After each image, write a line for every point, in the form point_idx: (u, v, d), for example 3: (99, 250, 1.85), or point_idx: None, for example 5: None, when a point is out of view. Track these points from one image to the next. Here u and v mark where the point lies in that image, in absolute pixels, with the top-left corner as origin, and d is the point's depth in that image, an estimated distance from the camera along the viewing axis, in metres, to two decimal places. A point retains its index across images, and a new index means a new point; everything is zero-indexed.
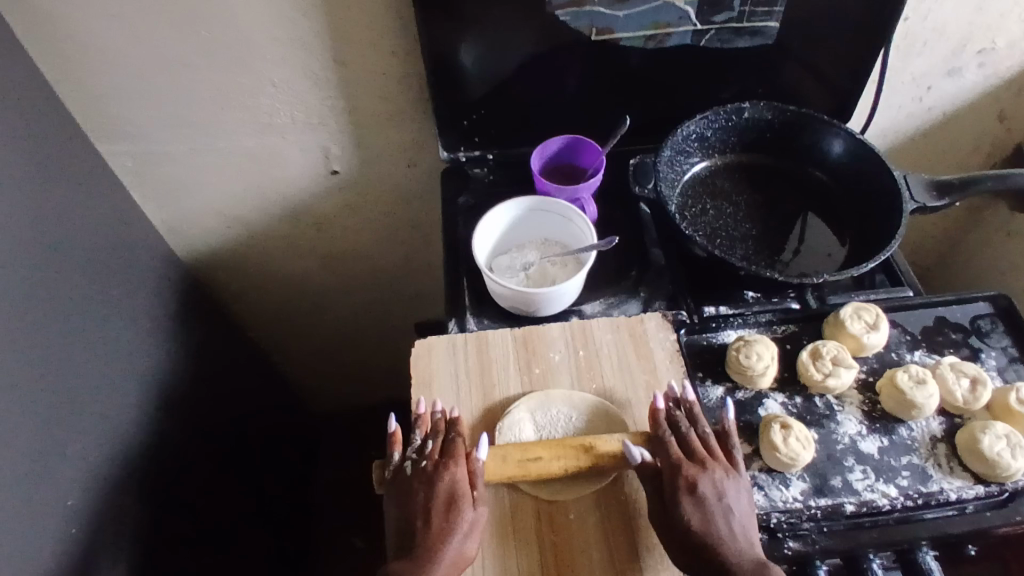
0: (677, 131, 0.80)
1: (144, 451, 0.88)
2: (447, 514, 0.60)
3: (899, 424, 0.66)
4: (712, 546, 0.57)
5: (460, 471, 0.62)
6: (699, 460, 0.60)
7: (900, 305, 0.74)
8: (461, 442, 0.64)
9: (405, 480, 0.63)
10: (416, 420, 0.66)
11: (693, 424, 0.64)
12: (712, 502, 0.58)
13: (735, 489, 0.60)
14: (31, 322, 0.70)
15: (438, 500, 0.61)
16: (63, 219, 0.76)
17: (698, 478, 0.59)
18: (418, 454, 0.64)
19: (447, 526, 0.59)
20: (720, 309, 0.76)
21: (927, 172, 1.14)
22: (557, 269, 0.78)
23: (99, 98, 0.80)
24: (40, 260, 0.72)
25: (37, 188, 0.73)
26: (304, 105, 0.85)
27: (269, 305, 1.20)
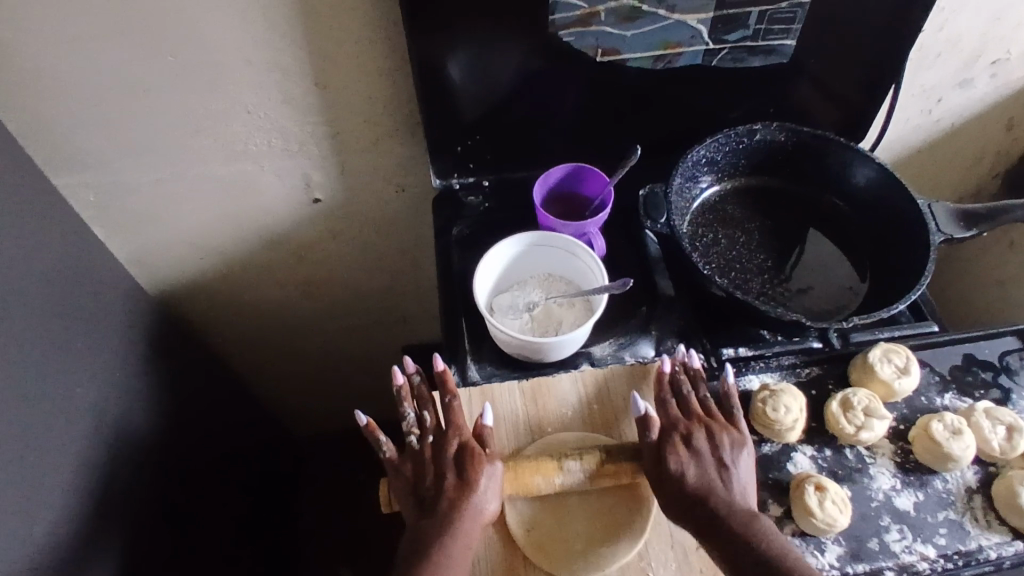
0: (687, 157, 0.75)
1: (121, 508, 0.80)
2: (459, 475, 0.62)
3: (933, 476, 0.62)
4: (714, 495, 0.59)
5: (465, 434, 0.64)
6: (697, 419, 0.63)
7: (927, 343, 0.70)
8: (458, 408, 0.66)
9: (412, 455, 0.65)
10: (401, 393, 0.66)
11: (693, 387, 0.66)
12: (708, 453, 0.61)
13: (735, 443, 0.61)
14: None
15: (449, 465, 0.63)
16: (21, 264, 0.68)
17: (696, 434, 0.62)
18: (418, 428, 0.66)
19: (460, 488, 0.61)
20: (739, 351, 0.70)
21: (930, 185, 1.11)
22: (564, 310, 0.72)
23: (51, 128, 0.72)
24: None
25: None
26: (282, 130, 0.77)
27: (247, 334, 1.12)
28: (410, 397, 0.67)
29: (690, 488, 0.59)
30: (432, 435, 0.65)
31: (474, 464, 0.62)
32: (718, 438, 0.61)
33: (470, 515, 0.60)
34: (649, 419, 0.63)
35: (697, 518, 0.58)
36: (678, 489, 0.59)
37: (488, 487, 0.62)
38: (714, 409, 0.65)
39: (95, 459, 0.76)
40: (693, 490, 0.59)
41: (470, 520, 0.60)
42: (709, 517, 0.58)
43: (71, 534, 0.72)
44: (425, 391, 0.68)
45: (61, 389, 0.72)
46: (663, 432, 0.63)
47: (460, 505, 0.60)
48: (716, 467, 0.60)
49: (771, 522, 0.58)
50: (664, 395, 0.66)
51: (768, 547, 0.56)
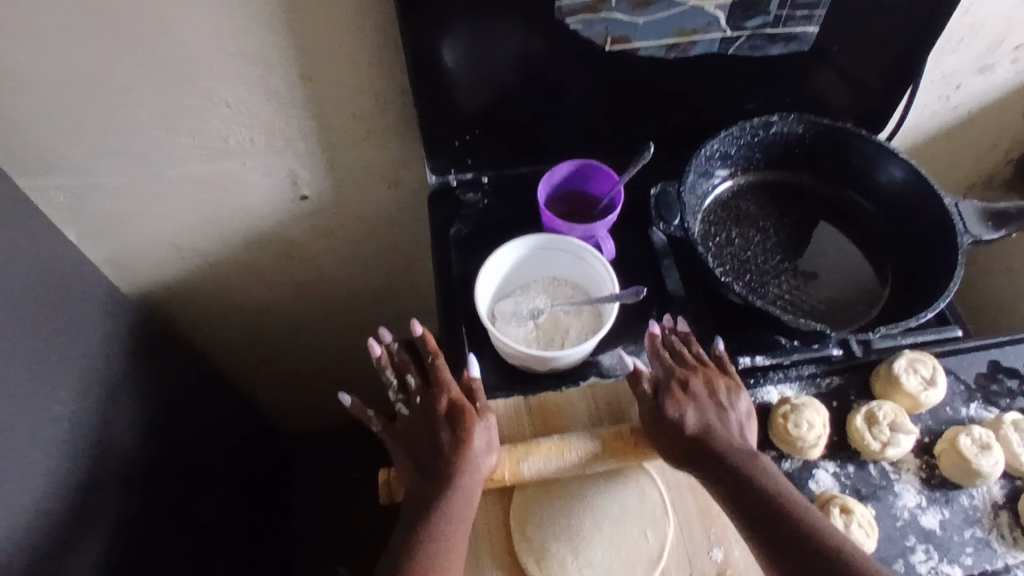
0: (701, 153, 0.70)
1: (108, 527, 0.76)
2: (454, 429, 0.59)
3: (960, 492, 0.60)
4: (714, 436, 0.58)
5: (454, 389, 0.62)
6: (691, 366, 0.62)
7: (952, 349, 0.66)
8: (444, 366, 0.63)
9: (403, 423, 0.63)
10: (380, 362, 0.63)
11: (684, 341, 0.65)
12: (705, 398, 0.60)
13: (729, 387, 0.61)
14: None
15: (442, 422, 0.60)
16: None
17: (692, 379, 0.61)
18: (405, 393, 0.64)
19: (458, 442, 0.58)
20: (755, 360, 0.66)
21: (942, 172, 1.07)
22: (571, 318, 0.68)
23: (12, 128, 0.66)
24: None
25: None
26: (265, 126, 0.72)
27: (233, 335, 1.07)
28: (391, 365, 0.64)
29: (690, 433, 0.59)
30: (421, 397, 0.63)
31: (468, 415, 0.60)
32: (712, 383, 0.61)
33: (473, 468, 0.58)
34: (641, 372, 0.62)
35: (699, 459, 0.58)
36: (678, 434, 0.58)
37: (486, 438, 0.59)
38: (706, 357, 0.64)
39: (75, 481, 0.72)
40: (693, 434, 0.58)
41: (471, 474, 0.58)
42: (711, 458, 0.57)
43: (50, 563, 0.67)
44: (407, 356, 0.65)
45: (37, 409, 0.67)
46: (658, 381, 0.61)
47: (460, 458, 0.58)
48: (713, 410, 0.60)
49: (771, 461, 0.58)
50: (657, 349, 0.64)
51: (772, 482, 0.56)
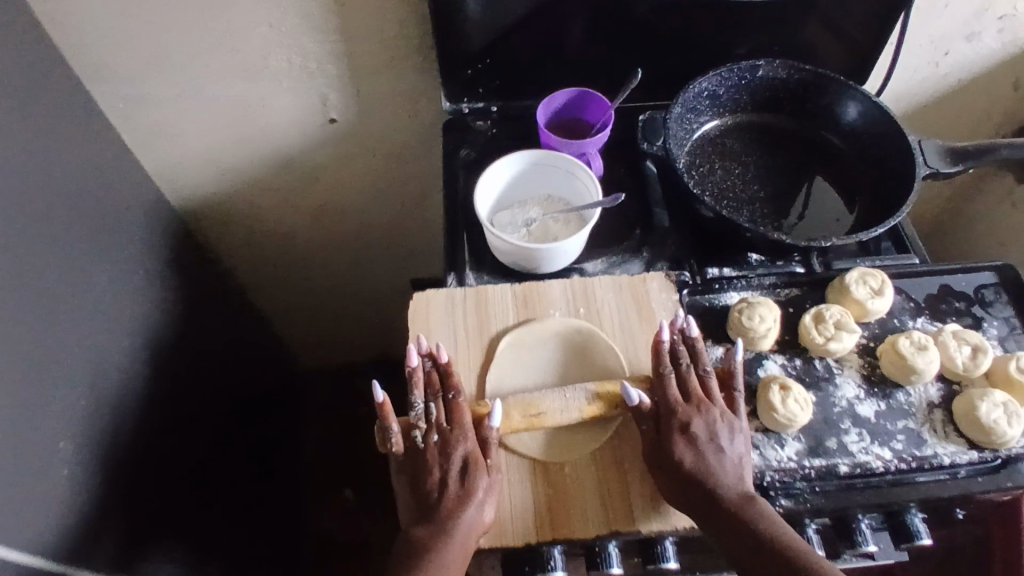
0: (688, 87, 0.78)
1: (142, 398, 0.87)
2: (463, 479, 0.60)
3: (897, 390, 0.66)
4: (714, 479, 0.59)
5: (469, 441, 0.62)
6: (695, 402, 0.62)
7: (907, 272, 0.73)
8: (463, 406, 0.63)
9: (415, 453, 0.62)
10: (412, 381, 0.64)
11: (693, 362, 0.65)
12: (705, 443, 0.60)
13: (731, 427, 0.62)
14: (32, 263, 0.68)
15: (451, 470, 0.61)
16: (56, 162, 0.74)
17: (694, 421, 0.61)
18: (425, 422, 0.63)
19: (462, 494, 0.59)
20: (722, 271, 0.75)
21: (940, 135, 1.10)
22: (559, 227, 0.76)
23: (86, 36, 0.77)
24: (38, 203, 0.70)
25: (27, 129, 0.70)
26: (300, 48, 0.82)
27: (262, 258, 1.18)
28: (421, 383, 0.64)
29: (689, 478, 0.60)
30: (438, 433, 0.63)
31: (477, 468, 0.60)
32: (716, 423, 0.61)
33: (471, 524, 0.58)
34: (642, 408, 0.62)
35: (697, 501, 0.59)
36: (677, 474, 0.60)
37: (486, 496, 0.60)
38: (713, 386, 0.64)
39: (118, 349, 0.82)
40: (691, 477, 0.59)
41: (469, 529, 0.58)
42: (707, 503, 0.59)
43: (102, 411, 0.78)
44: (435, 380, 0.64)
45: (88, 279, 0.78)
46: (661, 418, 0.62)
47: (460, 511, 0.58)
48: (715, 454, 0.60)
49: (770, 506, 0.59)
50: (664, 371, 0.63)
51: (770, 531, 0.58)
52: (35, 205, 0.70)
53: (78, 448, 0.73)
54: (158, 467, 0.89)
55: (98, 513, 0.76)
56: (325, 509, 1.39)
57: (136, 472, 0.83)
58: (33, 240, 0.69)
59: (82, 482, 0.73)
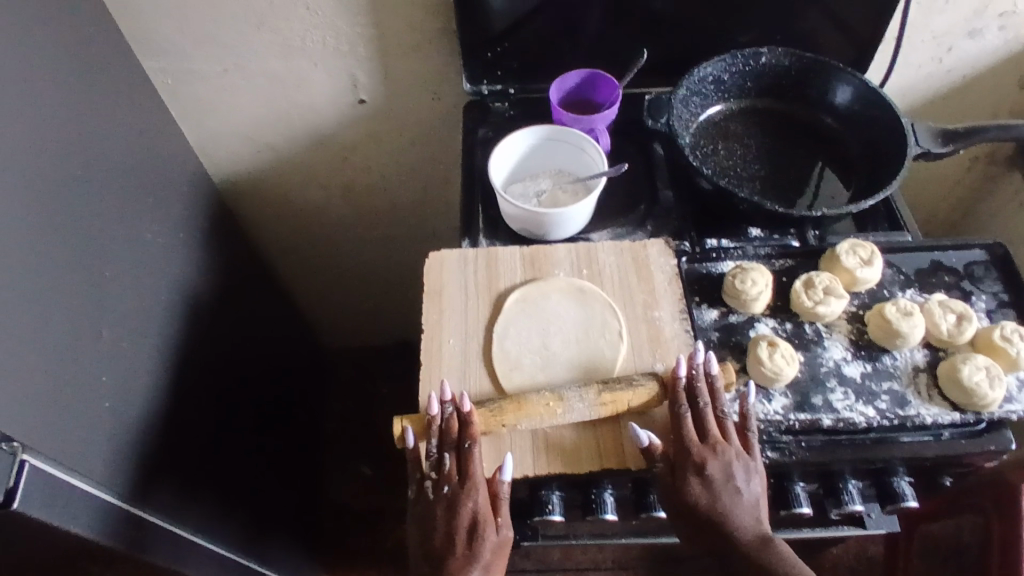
0: (693, 71, 0.83)
1: (179, 349, 0.94)
2: (471, 537, 0.62)
3: (884, 354, 0.69)
4: (729, 521, 0.61)
5: (480, 496, 0.62)
6: (710, 443, 0.63)
7: (898, 247, 0.76)
8: (477, 458, 0.63)
9: (426, 503, 0.64)
10: (431, 430, 0.64)
11: (711, 400, 0.65)
12: (720, 483, 0.62)
13: (747, 469, 0.62)
14: (89, 211, 0.76)
15: (461, 526, 0.62)
16: (109, 126, 0.82)
17: (708, 462, 0.62)
18: (438, 472, 0.64)
19: (468, 556, 0.62)
20: (720, 242, 0.78)
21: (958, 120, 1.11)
22: (568, 196, 0.81)
23: (144, 15, 0.85)
24: (95, 158, 0.78)
25: (86, 95, 0.78)
26: (334, 30, 0.89)
27: (291, 235, 1.25)
28: (438, 432, 0.64)
29: (704, 518, 0.61)
30: (450, 484, 0.63)
31: (484, 529, 0.62)
32: (732, 465, 0.62)
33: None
34: (653, 449, 0.63)
35: (711, 542, 0.62)
36: (691, 516, 0.62)
37: (493, 554, 0.63)
38: (729, 426, 0.64)
39: (158, 301, 0.89)
40: (704, 519, 0.61)
41: None
42: (725, 544, 0.61)
43: (146, 353, 0.85)
44: (453, 428, 0.64)
45: (136, 234, 0.85)
46: (676, 461, 0.63)
47: (465, 571, 0.61)
48: (729, 493, 0.62)
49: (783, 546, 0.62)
50: (680, 410, 0.64)
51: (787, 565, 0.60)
52: (91, 158, 0.77)
53: (128, 384, 0.80)
54: (191, 415, 0.95)
55: (144, 449, 0.82)
56: (345, 480, 1.44)
57: (173, 415, 0.90)
58: (88, 188, 0.76)
59: (131, 415, 0.80)
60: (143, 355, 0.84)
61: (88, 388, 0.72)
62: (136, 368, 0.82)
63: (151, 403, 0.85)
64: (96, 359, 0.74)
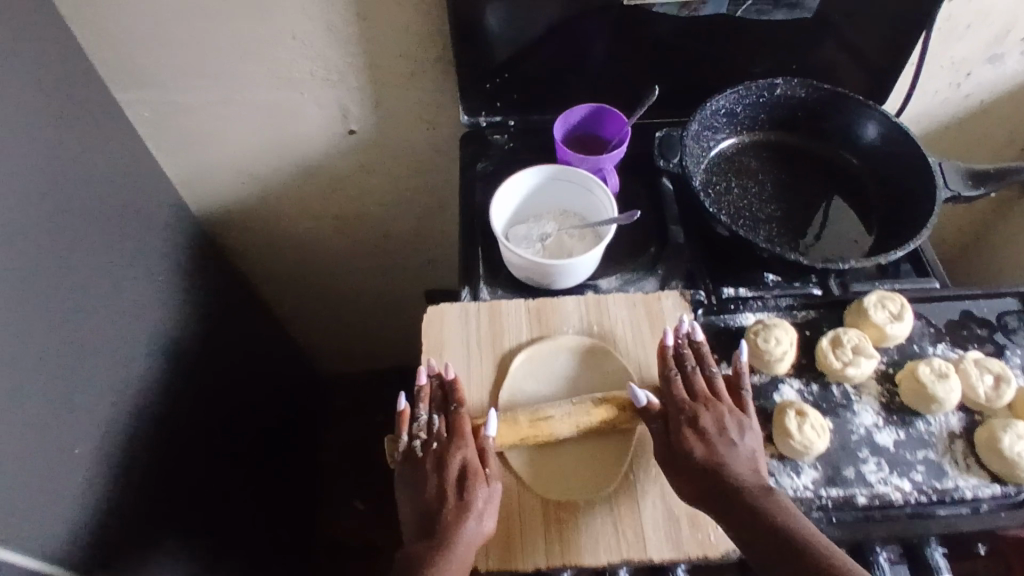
0: (705, 105, 0.78)
1: (159, 400, 0.87)
2: (461, 493, 0.58)
3: (917, 418, 0.65)
4: (729, 474, 0.58)
5: (470, 446, 0.61)
6: (702, 399, 0.62)
7: (928, 297, 0.71)
8: (465, 415, 0.62)
9: (414, 464, 0.61)
10: (419, 394, 0.64)
11: (699, 363, 0.64)
12: (716, 436, 0.60)
13: (740, 424, 0.61)
14: (60, 265, 0.70)
15: (450, 480, 0.59)
16: (83, 168, 0.76)
17: (701, 415, 0.61)
18: (426, 432, 0.62)
19: (460, 510, 0.58)
20: (738, 291, 0.73)
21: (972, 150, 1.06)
22: (575, 241, 0.76)
23: (117, 46, 0.79)
24: (65, 207, 0.72)
25: (57, 136, 0.72)
26: (323, 60, 0.83)
27: (280, 265, 1.19)
28: (426, 398, 0.64)
29: (702, 471, 0.58)
30: (438, 442, 0.62)
31: (475, 481, 0.59)
32: (726, 419, 0.61)
33: (467, 538, 0.57)
34: (650, 406, 0.62)
35: (712, 498, 0.58)
36: (688, 472, 0.59)
37: (486, 507, 0.59)
38: (720, 385, 0.63)
39: (137, 352, 0.83)
40: (705, 474, 0.58)
41: (466, 543, 0.57)
42: (726, 497, 0.57)
43: (123, 411, 0.79)
44: (442, 393, 0.64)
45: (111, 282, 0.79)
46: (669, 417, 0.62)
47: (457, 526, 0.57)
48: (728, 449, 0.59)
49: (787, 499, 0.58)
50: (669, 371, 0.64)
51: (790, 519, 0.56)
52: (62, 206, 0.71)
53: (100, 449, 0.74)
54: (174, 469, 0.89)
55: (117, 517, 0.76)
56: (339, 516, 1.38)
57: (155, 473, 0.84)
58: (58, 240, 0.70)
59: (103, 482, 0.74)
60: (119, 414, 0.78)
61: (53, 461, 0.66)
62: (110, 431, 0.76)
63: (129, 465, 0.79)
64: (66, 429, 0.68)
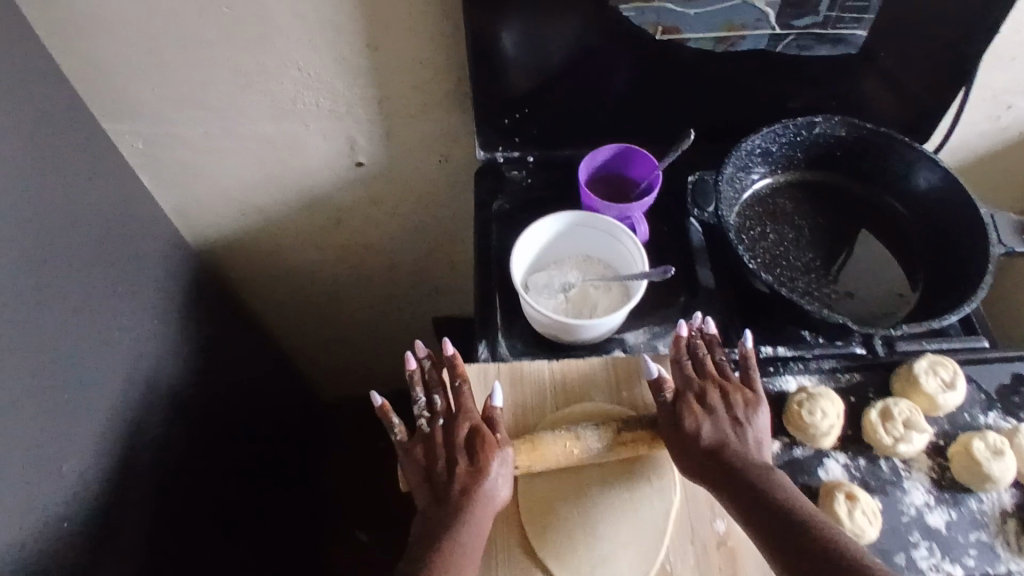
0: (740, 145, 0.72)
1: (158, 451, 0.82)
2: (472, 460, 0.60)
3: (969, 496, 0.61)
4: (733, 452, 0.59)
5: (477, 419, 0.62)
6: (711, 379, 0.62)
7: (977, 358, 0.66)
8: (468, 392, 0.63)
9: (420, 441, 0.62)
10: (412, 378, 0.64)
11: (710, 351, 0.65)
12: (723, 415, 0.60)
13: (749, 402, 0.61)
14: (50, 322, 0.64)
15: (460, 451, 0.60)
16: (77, 211, 0.70)
17: (708, 392, 0.61)
18: (429, 411, 0.63)
19: (473, 477, 0.59)
20: (777, 350, 0.67)
21: (1008, 182, 0.99)
22: (600, 293, 0.71)
23: (108, 76, 0.73)
24: (55, 256, 0.66)
25: (47, 180, 0.66)
26: (329, 91, 0.77)
27: (281, 293, 1.14)
28: (420, 381, 0.64)
29: (706, 448, 0.59)
30: (442, 420, 0.62)
31: (487, 448, 0.60)
32: (733, 398, 0.61)
33: (483, 504, 0.58)
34: (662, 381, 0.63)
35: (716, 474, 0.58)
36: (692, 447, 0.59)
37: (502, 471, 0.60)
38: (727, 369, 0.64)
39: (134, 403, 0.78)
40: (709, 451, 0.59)
41: (483, 508, 0.58)
42: (728, 476, 0.58)
43: (117, 470, 0.74)
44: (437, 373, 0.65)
45: (107, 332, 0.73)
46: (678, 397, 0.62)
47: (474, 492, 0.58)
48: (732, 428, 0.60)
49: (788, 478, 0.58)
50: (680, 357, 0.64)
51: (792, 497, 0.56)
52: (53, 258, 0.66)
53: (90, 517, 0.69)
54: (172, 522, 0.84)
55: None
56: (341, 548, 1.34)
57: (149, 531, 0.79)
58: (48, 296, 0.64)
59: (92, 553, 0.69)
60: (114, 473, 0.73)
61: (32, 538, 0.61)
62: (101, 493, 0.71)
63: (124, 526, 0.75)
64: (52, 500, 0.64)
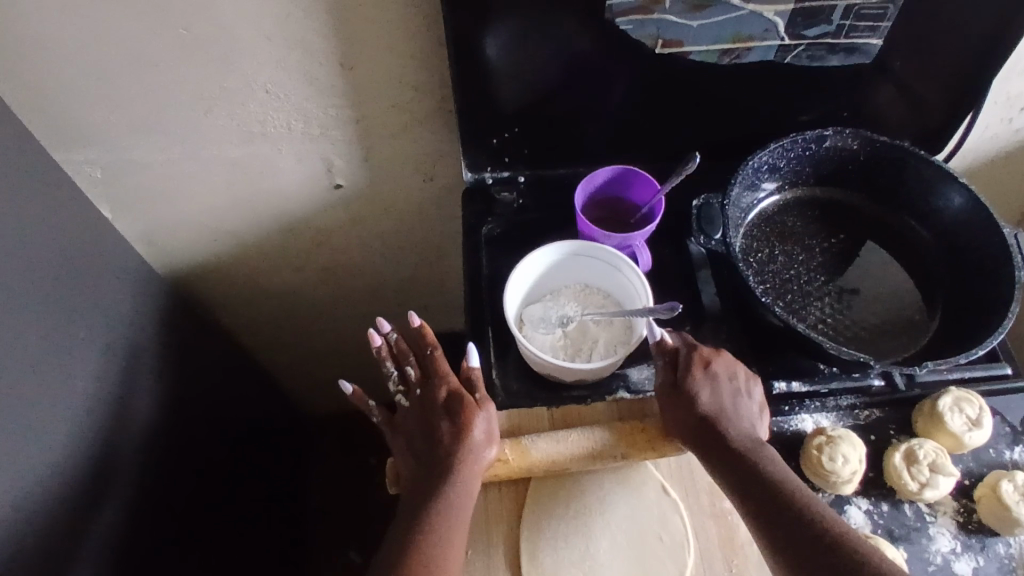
0: (745, 165, 0.66)
1: (136, 502, 0.77)
2: (454, 421, 0.61)
3: (996, 539, 0.58)
4: (724, 421, 0.59)
5: (453, 380, 0.64)
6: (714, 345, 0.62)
7: (1003, 390, 0.63)
8: (440, 356, 0.65)
9: (403, 415, 0.65)
10: (380, 353, 0.65)
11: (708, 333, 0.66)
12: (723, 381, 0.60)
13: (747, 373, 0.62)
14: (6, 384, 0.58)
15: (442, 414, 0.62)
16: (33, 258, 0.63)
17: (714, 358, 0.61)
18: (404, 384, 0.65)
19: (456, 435, 0.60)
20: (791, 386, 0.63)
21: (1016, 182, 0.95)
22: (600, 328, 0.66)
23: (56, 105, 0.66)
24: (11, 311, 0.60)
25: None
26: (303, 113, 0.71)
27: (259, 315, 1.08)
28: (390, 355, 0.66)
29: (700, 413, 0.59)
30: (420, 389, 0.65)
31: (467, 406, 0.61)
32: (735, 366, 0.61)
33: (470, 463, 0.59)
34: (665, 342, 0.62)
35: (704, 438, 0.58)
36: (688, 409, 0.59)
37: (486, 429, 0.61)
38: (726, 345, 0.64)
39: (105, 456, 0.72)
40: (702, 415, 0.59)
41: (471, 467, 0.59)
42: (715, 443, 0.58)
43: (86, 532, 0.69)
44: (406, 347, 0.66)
45: (72, 385, 0.68)
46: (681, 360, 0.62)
47: (459, 451, 0.59)
48: (728, 394, 0.60)
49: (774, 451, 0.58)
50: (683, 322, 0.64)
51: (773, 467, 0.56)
52: (9, 313, 0.60)
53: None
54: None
55: None
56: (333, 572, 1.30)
57: None
58: (6, 355, 0.58)
59: None
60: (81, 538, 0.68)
61: None
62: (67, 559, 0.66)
63: None
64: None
